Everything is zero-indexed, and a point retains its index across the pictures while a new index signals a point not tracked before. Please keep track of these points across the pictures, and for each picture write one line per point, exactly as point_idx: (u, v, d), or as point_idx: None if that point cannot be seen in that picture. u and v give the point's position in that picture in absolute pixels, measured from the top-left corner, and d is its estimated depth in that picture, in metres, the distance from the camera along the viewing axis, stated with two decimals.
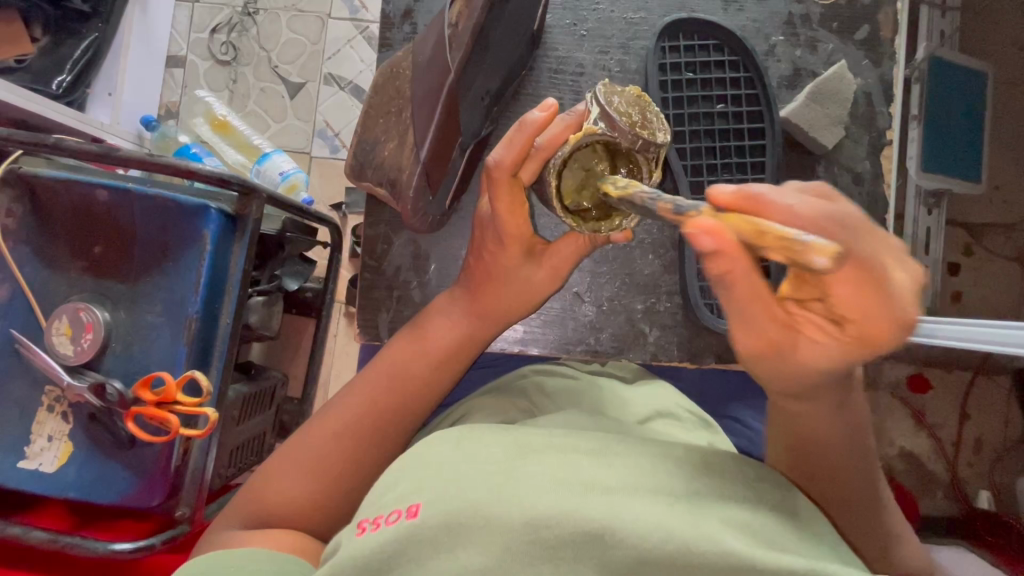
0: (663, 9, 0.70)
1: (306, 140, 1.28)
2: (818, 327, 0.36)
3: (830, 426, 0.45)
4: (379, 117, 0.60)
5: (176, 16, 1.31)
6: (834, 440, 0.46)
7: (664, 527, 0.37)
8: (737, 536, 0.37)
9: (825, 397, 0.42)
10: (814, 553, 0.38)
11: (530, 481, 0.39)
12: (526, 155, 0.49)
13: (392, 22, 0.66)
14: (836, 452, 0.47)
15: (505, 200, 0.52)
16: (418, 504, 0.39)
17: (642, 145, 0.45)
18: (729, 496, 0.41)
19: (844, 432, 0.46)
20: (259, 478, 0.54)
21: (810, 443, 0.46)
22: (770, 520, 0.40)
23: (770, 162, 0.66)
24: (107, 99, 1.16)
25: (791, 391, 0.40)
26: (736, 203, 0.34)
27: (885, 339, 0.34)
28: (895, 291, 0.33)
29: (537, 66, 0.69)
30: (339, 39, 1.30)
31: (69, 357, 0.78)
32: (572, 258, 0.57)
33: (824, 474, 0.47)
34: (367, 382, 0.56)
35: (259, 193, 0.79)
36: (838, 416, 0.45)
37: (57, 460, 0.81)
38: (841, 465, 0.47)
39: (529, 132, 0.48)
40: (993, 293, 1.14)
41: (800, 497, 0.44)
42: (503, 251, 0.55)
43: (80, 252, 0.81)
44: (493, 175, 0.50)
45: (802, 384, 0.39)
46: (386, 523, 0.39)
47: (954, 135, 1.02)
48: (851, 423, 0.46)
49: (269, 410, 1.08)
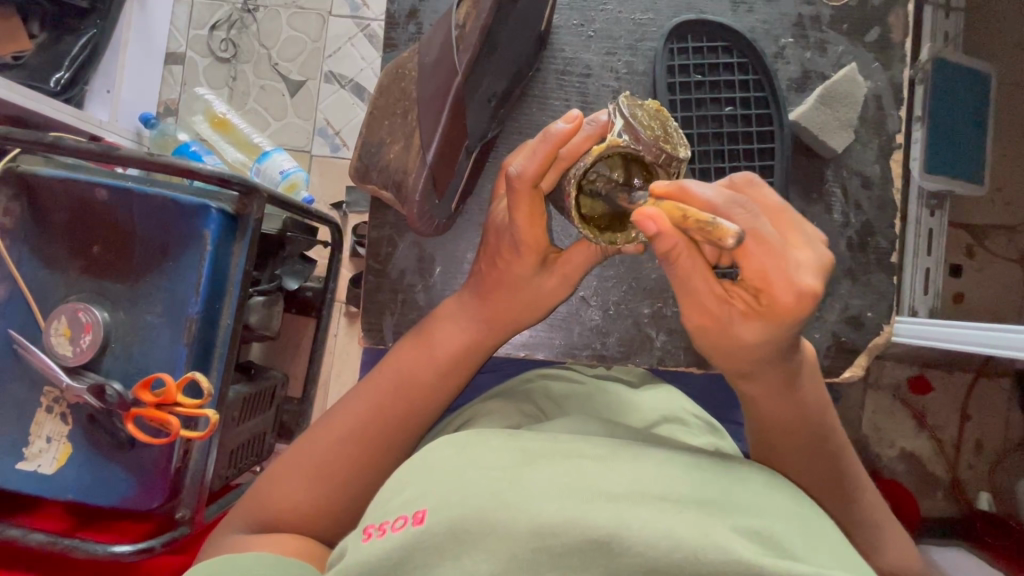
0: (671, 10, 0.69)
1: (307, 139, 1.27)
2: (745, 303, 0.44)
3: (773, 399, 0.51)
4: (384, 119, 0.60)
5: (176, 13, 1.30)
6: (777, 413, 0.51)
7: (672, 534, 0.36)
8: (746, 543, 0.37)
9: (768, 374, 0.49)
10: (822, 560, 0.38)
11: (536, 487, 0.39)
12: (549, 165, 0.48)
13: (397, 22, 0.65)
14: (784, 426, 0.52)
15: (524, 210, 0.50)
16: (423, 510, 0.39)
17: (662, 159, 0.45)
18: (737, 503, 0.40)
19: (791, 407, 0.51)
20: (264, 483, 0.53)
21: (753, 412, 0.52)
22: (779, 526, 0.39)
23: (778, 166, 0.65)
24: (105, 96, 1.15)
25: (734, 362, 0.48)
26: (672, 194, 0.40)
27: (799, 309, 0.41)
28: (800, 267, 0.41)
29: (544, 67, 0.69)
30: (341, 37, 1.29)
31: (68, 357, 0.77)
32: (584, 266, 0.55)
33: (774, 445, 0.53)
34: (372, 387, 0.56)
35: (261, 193, 0.78)
36: (782, 390, 0.50)
37: (56, 461, 0.80)
38: (792, 440, 0.52)
39: (554, 142, 0.47)
40: (995, 295, 1.14)
41: (808, 502, 0.44)
42: (517, 258, 0.54)
43: (79, 252, 0.80)
44: (515, 185, 0.49)
45: (739, 355, 0.47)
46: (391, 529, 0.39)
47: (958, 136, 1.02)
48: (799, 399, 0.51)
49: (269, 411, 1.08)
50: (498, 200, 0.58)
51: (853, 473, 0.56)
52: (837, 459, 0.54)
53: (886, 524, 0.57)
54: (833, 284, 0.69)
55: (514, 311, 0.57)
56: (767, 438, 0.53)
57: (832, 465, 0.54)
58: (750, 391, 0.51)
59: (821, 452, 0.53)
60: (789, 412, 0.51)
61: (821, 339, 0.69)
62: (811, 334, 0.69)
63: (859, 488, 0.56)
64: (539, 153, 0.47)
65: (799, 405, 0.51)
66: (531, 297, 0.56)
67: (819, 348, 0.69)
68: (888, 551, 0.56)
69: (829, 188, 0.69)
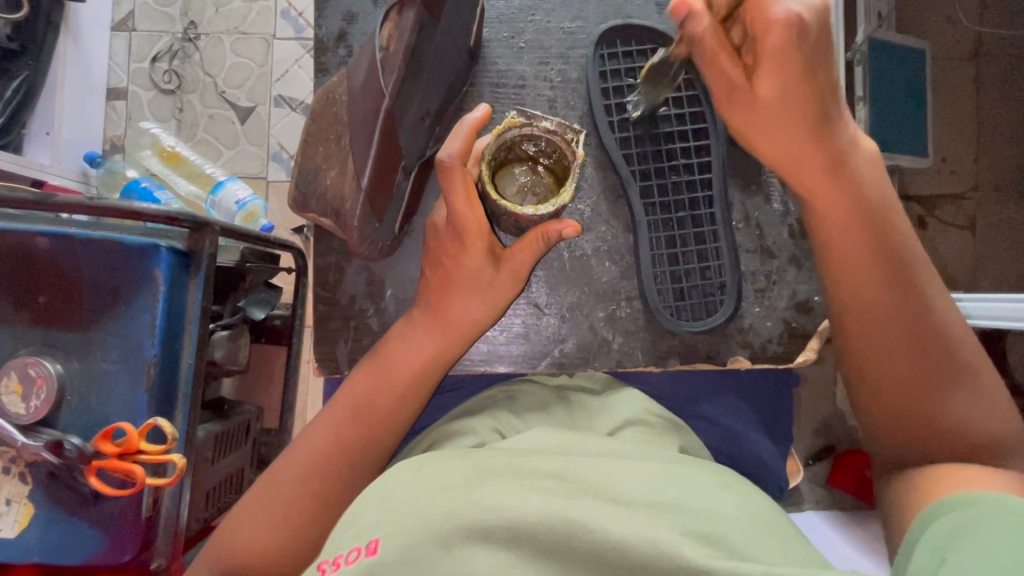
0: (599, 16, 0.71)
1: (260, 166, 1.25)
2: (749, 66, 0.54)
3: (845, 228, 0.55)
4: (319, 145, 0.62)
5: (113, 48, 1.26)
6: (855, 218, 0.54)
7: (620, 539, 0.36)
8: (695, 546, 0.37)
9: (840, 196, 0.54)
10: (773, 558, 0.38)
11: (488, 501, 0.38)
12: (469, 148, 0.52)
13: (327, 45, 0.67)
14: (865, 235, 0.54)
15: (459, 190, 0.53)
16: (376, 539, 0.37)
17: (559, 129, 0.52)
18: (688, 505, 0.41)
19: (852, 243, 0.54)
20: (229, 528, 0.52)
21: (831, 252, 0.56)
22: (725, 525, 0.40)
23: (716, 161, 0.68)
24: (45, 139, 1.12)
25: (774, 129, 0.55)
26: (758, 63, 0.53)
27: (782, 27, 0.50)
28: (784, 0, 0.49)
29: (478, 82, 0.69)
30: (286, 59, 1.27)
31: (21, 415, 0.74)
32: (530, 263, 0.57)
33: (847, 260, 0.55)
34: (330, 418, 0.55)
35: (212, 227, 0.76)
36: (852, 212, 0.54)
37: (18, 523, 0.77)
38: (877, 254, 0.54)
39: (470, 127, 0.53)
40: (950, 260, 1.18)
41: (760, 513, 0.44)
42: (463, 253, 0.56)
43: (24, 305, 0.77)
44: (446, 167, 0.52)
45: (773, 118, 0.54)
46: (345, 563, 0.36)
47: (901, 111, 1.06)
48: (879, 225, 0.54)
49: (245, 445, 1.05)
50: (432, 223, 0.59)
51: (954, 352, 0.52)
52: (927, 295, 0.53)
53: (987, 431, 0.51)
54: (780, 271, 0.70)
55: (458, 327, 0.57)
56: (853, 297, 0.55)
57: (925, 340, 0.52)
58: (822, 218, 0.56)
59: (908, 322, 0.52)
60: (860, 255, 0.54)
61: (774, 326, 0.70)
62: (764, 323, 0.70)
63: (954, 337, 0.53)
64: (456, 135, 0.52)
65: (879, 247, 0.54)
66: (473, 316, 0.58)
67: (773, 334, 0.70)
68: (963, 413, 0.51)
69: (767, 179, 0.71)
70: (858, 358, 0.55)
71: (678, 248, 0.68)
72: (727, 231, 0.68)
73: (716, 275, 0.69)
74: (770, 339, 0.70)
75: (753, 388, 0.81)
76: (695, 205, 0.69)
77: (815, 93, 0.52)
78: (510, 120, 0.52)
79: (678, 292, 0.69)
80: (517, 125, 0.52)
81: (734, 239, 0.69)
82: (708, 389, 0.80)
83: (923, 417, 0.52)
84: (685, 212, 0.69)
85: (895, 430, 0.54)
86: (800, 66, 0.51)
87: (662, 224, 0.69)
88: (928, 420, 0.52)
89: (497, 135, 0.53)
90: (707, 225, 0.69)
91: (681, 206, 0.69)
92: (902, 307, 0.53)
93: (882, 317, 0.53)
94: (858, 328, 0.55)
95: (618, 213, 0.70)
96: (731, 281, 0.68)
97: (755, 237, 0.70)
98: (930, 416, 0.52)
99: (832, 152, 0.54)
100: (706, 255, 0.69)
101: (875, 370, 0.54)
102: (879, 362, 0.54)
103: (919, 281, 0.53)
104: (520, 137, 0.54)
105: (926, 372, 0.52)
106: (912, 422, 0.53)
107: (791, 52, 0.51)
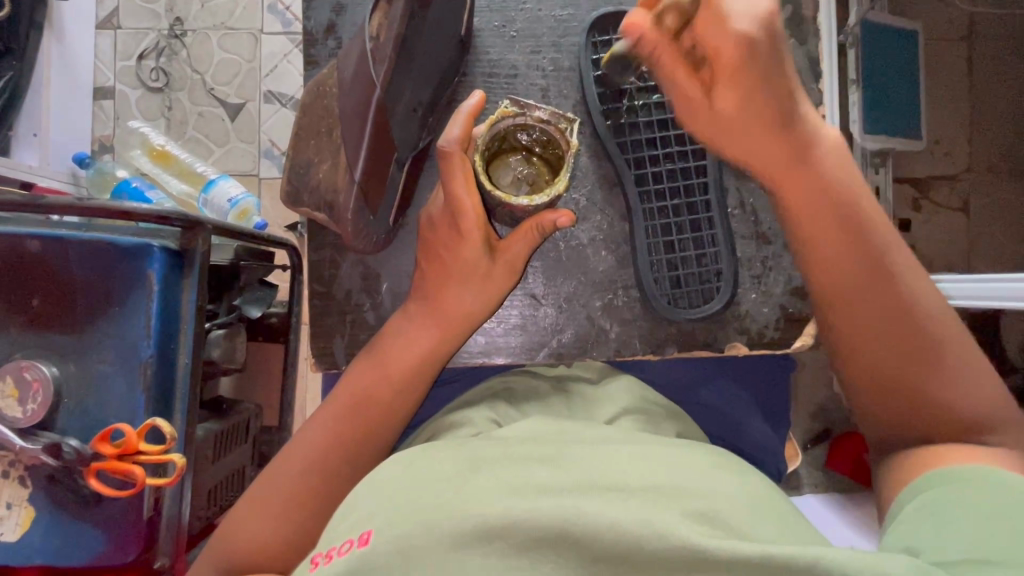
0: (590, 4, 0.70)
1: (252, 163, 1.24)
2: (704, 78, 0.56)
3: (817, 216, 0.55)
4: (310, 138, 0.61)
5: (99, 46, 1.24)
6: (824, 211, 0.54)
7: (618, 525, 0.36)
8: (692, 527, 0.37)
9: (810, 187, 0.54)
10: (770, 537, 0.38)
11: (480, 491, 0.38)
12: (471, 134, 0.53)
13: (316, 38, 0.66)
14: (840, 226, 0.54)
15: (459, 175, 0.52)
16: (369, 531, 0.37)
17: (552, 118, 0.52)
18: (684, 488, 0.41)
19: (824, 231, 0.55)
20: (229, 527, 0.52)
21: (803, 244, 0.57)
22: (721, 505, 0.40)
23: (710, 148, 0.68)
24: (33, 140, 1.11)
25: (740, 129, 0.55)
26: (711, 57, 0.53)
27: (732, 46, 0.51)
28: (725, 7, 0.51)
29: (471, 72, 0.69)
30: (275, 54, 1.26)
31: (17, 419, 0.73)
32: (525, 254, 0.57)
33: (822, 249, 0.55)
34: (327, 414, 0.55)
35: (204, 225, 0.76)
36: (823, 203, 0.54)
37: (19, 527, 0.77)
38: (856, 239, 0.54)
39: (468, 116, 0.53)
40: (944, 243, 1.18)
41: (757, 491, 0.45)
42: (459, 244, 0.56)
43: (17, 308, 0.76)
44: (444, 153, 0.52)
45: (732, 123, 0.55)
46: (338, 555, 0.36)
47: (895, 95, 1.06)
48: (850, 215, 0.54)
49: (245, 444, 1.05)
50: (426, 215, 0.59)
51: (933, 336, 0.52)
52: (904, 279, 0.53)
53: (972, 409, 0.51)
54: (776, 257, 0.70)
55: (451, 318, 0.57)
56: (830, 284, 0.55)
57: (902, 326, 0.52)
58: (792, 210, 0.56)
59: (884, 308, 0.53)
60: (831, 243, 0.54)
61: (770, 312, 0.70)
62: (761, 309, 0.70)
63: (933, 319, 0.52)
64: (458, 121, 0.52)
65: (851, 236, 0.54)
66: (467, 305, 0.57)
67: (769, 321, 0.70)
68: (950, 394, 0.51)
69: None
70: (837, 343, 0.56)
71: (674, 236, 0.68)
72: (722, 219, 0.68)
73: (711, 262, 0.69)
74: (767, 325, 0.70)
75: (750, 375, 0.82)
76: (690, 192, 0.69)
77: (776, 95, 0.53)
78: (502, 109, 0.53)
79: (674, 280, 0.69)
80: (510, 112, 0.52)
81: (729, 226, 0.69)
82: (706, 376, 0.81)
83: (906, 397, 0.52)
84: (681, 199, 0.68)
85: (885, 414, 0.54)
86: (754, 73, 0.52)
87: (657, 212, 0.69)
88: (917, 402, 0.52)
89: (489, 123, 0.53)
90: (702, 212, 0.69)
91: (676, 194, 0.68)
92: (878, 295, 0.53)
93: (856, 300, 0.54)
94: (835, 313, 0.55)
95: (614, 201, 0.70)
96: (727, 269, 0.68)
97: (751, 224, 0.70)
98: (916, 400, 0.52)
99: (801, 145, 0.54)
100: (702, 242, 0.69)
101: (853, 352, 0.55)
102: (854, 346, 0.54)
103: (897, 267, 0.54)
104: (513, 127, 0.54)
105: (903, 356, 0.52)
106: (895, 402, 0.53)
107: (747, 60, 0.51)
